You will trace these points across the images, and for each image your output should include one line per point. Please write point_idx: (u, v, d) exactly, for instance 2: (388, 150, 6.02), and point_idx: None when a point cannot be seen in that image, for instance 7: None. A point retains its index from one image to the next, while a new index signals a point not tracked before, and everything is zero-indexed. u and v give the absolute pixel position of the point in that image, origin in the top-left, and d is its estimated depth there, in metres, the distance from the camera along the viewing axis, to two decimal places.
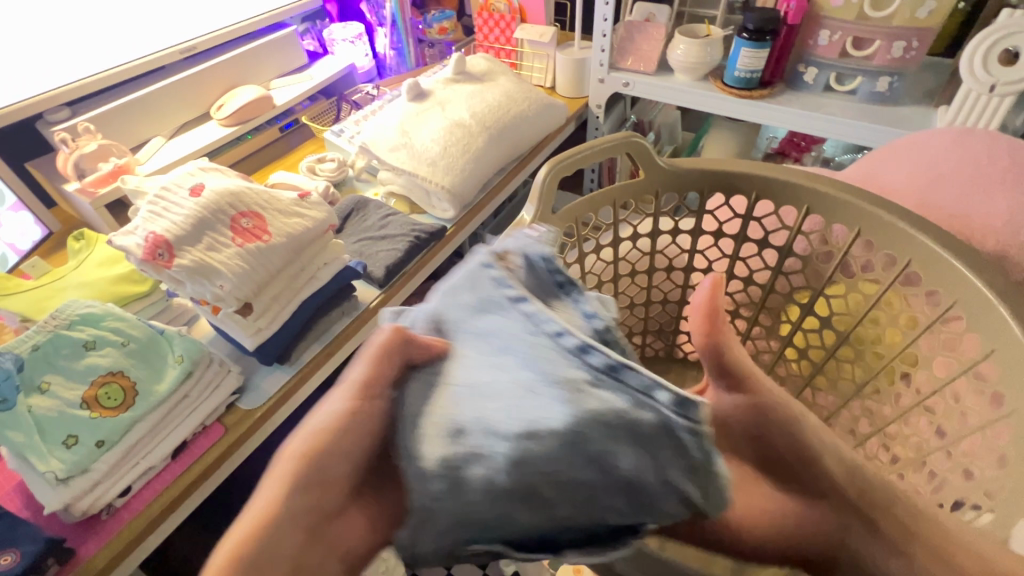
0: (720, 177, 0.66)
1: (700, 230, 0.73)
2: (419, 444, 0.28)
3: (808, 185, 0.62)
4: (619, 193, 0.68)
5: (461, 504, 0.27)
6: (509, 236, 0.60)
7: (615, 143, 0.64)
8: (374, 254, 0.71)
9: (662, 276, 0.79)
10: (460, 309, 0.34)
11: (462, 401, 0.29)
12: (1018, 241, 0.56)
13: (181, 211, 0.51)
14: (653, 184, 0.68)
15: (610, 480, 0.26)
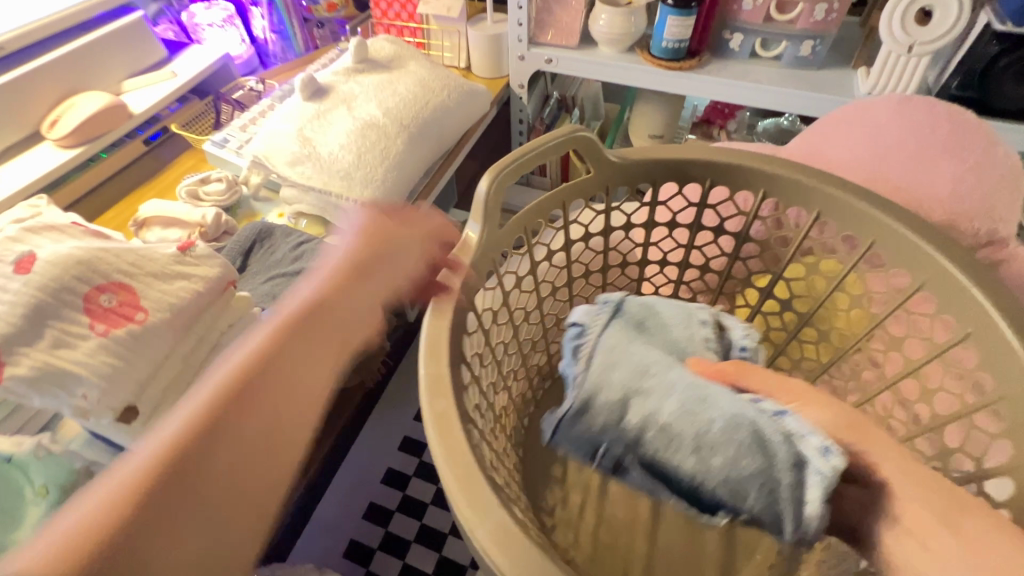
0: (673, 167, 0.61)
1: (653, 222, 0.68)
2: (610, 393, 0.49)
3: (764, 168, 0.59)
4: (569, 193, 0.61)
5: (645, 413, 0.48)
6: (455, 263, 0.52)
7: (560, 140, 0.56)
8: None
9: (617, 273, 0.74)
10: (651, 315, 0.57)
11: (672, 380, 0.49)
12: (963, 210, 0.56)
13: (6, 297, 0.39)
14: (604, 180, 0.62)
15: (744, 465, 0.45)
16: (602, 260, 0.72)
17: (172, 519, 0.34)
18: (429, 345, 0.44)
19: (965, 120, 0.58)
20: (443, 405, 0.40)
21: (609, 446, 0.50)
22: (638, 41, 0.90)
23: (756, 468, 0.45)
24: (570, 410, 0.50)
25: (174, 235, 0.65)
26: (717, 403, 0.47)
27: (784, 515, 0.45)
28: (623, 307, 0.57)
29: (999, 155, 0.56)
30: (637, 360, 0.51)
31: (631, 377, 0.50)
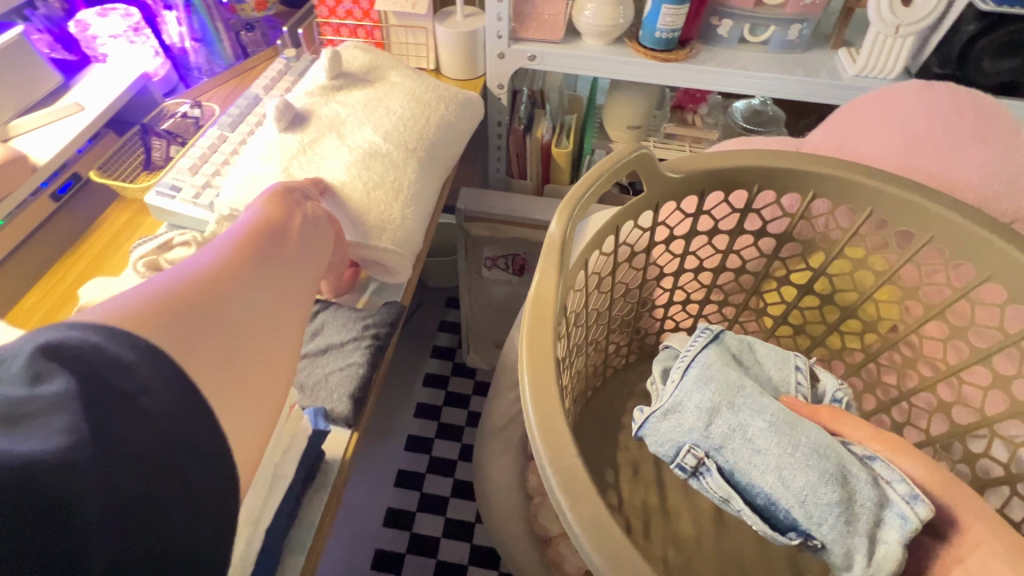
0: (724, 176, 0.58)
1: (695, 231, 0.65)
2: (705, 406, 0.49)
3: (818, 170, 0.57)
4: (620, 216, 0.57)
5: (737, 419, 0.48)
6: (537, 319, 0.45)
7: (618, 164, 0.51)
8: (323, 382, 0.49)
9: (652, 285, 0.71)
10: (741, 346, 0.57)
11: (766, 400, 0.49)
12: (997, 193, 0.58)
13: None
14: (654, 197, 0.58)
15: (826, 491, 0.44)
16: (640, 276, 0.68)
17: (195, 346, 0.32)
18: (542, 427, 0.39)
19: (986, 108, 0.60)
20: (570, 465, 0.38)
21: (692, 450, 0.48)
22: (625, 31, 0.85)
23: (839, 496, 0.44)
24: (651, 416, 0.50)
25: None
26: (808, 431, 0.47)
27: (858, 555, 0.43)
28: (718, 335, 0.56)
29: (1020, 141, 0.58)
30: (732, 378, 0.51)
31: (725, 392, 0.49)
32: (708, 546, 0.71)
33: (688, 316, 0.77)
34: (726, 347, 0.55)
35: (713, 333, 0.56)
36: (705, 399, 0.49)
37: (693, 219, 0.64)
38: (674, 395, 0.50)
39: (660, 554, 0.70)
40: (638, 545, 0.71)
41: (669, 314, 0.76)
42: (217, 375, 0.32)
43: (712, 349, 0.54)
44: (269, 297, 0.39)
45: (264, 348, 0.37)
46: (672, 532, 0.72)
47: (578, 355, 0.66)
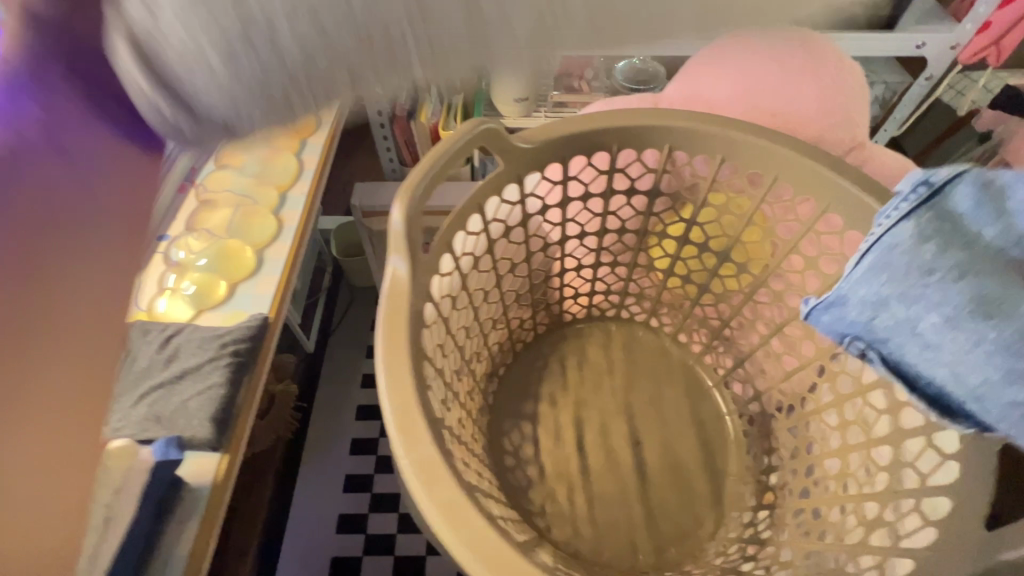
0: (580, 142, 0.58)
1: (568, 199, 0.65)
2: (876, 293, 0.40)
3: (666, 124, 0.58)
4: (479, 194, 0.57)
5: (906, 312, 0.38)
6: (394, 310, 0.46)
7: (461, 141, 0.51)
8: (181, 410, 0.47)
9: (539, 256, 0.71)
10: (996, 194, 0.35)
11: (985, 287, 0.35)
12: (832, 124, 0.61)
13: None
14: (513, 171, 0.58)
15: (1005, 392, 0.35)
16: (525, 249, 0.69)
17: None
18: (398, 416, 0.40)
19: (818, 40, 0.62)
20: (426, 451, 0.39)
21: (854, 340, 0.42)
22: None
23: (1002, 378, 0.35)
24: (850, 302, 0.41)
25: None
26: (1012, 319, 0.34)
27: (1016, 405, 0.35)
28: (943, 194, 0.36)
29: (845, 70, 0.62)
30: (965, 257, 0.35)
31: (910, 281, 0.37)
32: (632, 502, 0.71)
33: (585, 281, 0.78)
34: (993, 201, 0.35)
35: (936, 189, 0.36)
36: (875, 292, 0.39)
37: (562, 186, 0.64)
38: (840, 285, 0.42)
39: (586, 515, 0.71)
40: (563, 513, 0.71)
41: (565, 282, 0.77)
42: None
43: (956, 212, 0.36)
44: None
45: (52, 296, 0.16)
46: (595, 492, 0.71)
47: (472, 337, 0.66)
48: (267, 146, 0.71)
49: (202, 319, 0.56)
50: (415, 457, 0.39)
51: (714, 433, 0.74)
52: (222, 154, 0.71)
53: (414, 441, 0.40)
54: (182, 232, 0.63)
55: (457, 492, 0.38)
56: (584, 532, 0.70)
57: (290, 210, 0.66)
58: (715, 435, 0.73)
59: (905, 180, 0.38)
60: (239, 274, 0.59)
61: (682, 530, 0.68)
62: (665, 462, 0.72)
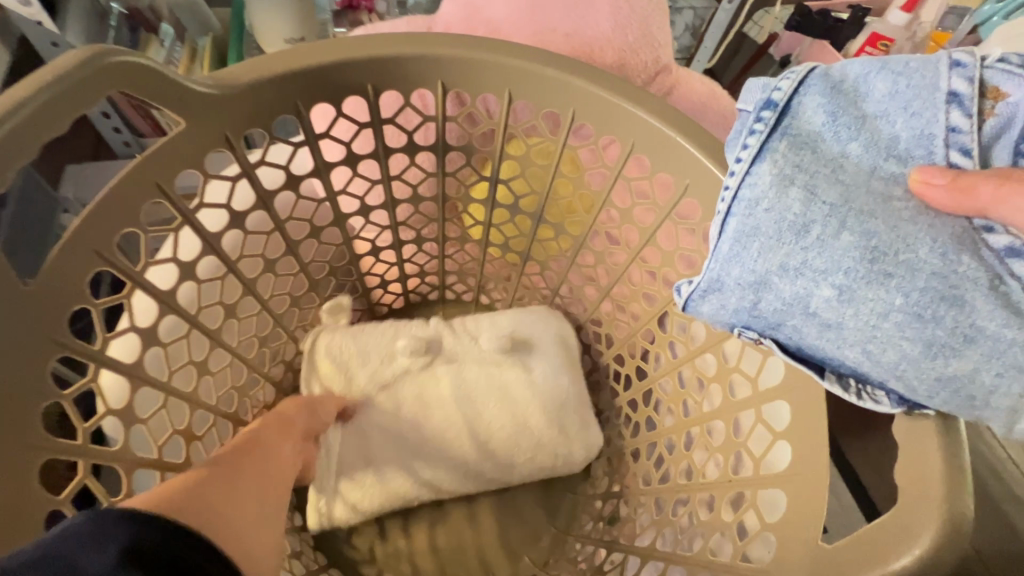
0: (305, 81, 0.41)
1: (323, 166, 0.47)
2: (752, 239, 0.34)
3: (423, 51, 0.43)
4: (148, 171, 0.37)
5: (793, 288, 0.33)
6: None
7: (54, 98, 0.31)
8: None
9: (313, 245, 0.53)
10: (845, 99, 0.34)
11: (867, 218, 0.32)
12: (630, 43, 0.51)
13: None
14: (209, 131, 0.39)
15: (929, 369, 0.30)
16: (280, 240, 0.50)
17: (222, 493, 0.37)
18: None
19: None
20: None
21: (745, 328, 0.36)
22: None
23: (949, 334, 0.30)
24: (733, 280, 0.35)
25: None
26: (918, 251, 0.31)
27: (981, 365, 0.29)
28: (793, 109, 0.35)
29: None
30: (821, 168, 0.33)
31: (789, 221, 0.33)
32: (478, 516, 0.58)
33: (390, 265, 0.60)
34: (812, 99, 0.35)
35: (783, 107, 0.35)
36: (761, 260, 0.34)
37: (310, 147, 0.46)
38: (709, 269, 0.36)
39: (425, 547, 0.57)
40: (397, 551, 0.56)
41: (364, 269, 0.59)
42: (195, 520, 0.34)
43: (804, 111, 0.35)
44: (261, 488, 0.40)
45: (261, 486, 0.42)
46: (434, 517, 0.57)
47: (213, 371, 0.47)
48: None
49: None
50: None
51: None
52: None
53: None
54: None
55: None
56: (423, 569, 0.56)
57: None
58: None
59: (760, 97, 0.36)
60: None
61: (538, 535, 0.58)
62: None
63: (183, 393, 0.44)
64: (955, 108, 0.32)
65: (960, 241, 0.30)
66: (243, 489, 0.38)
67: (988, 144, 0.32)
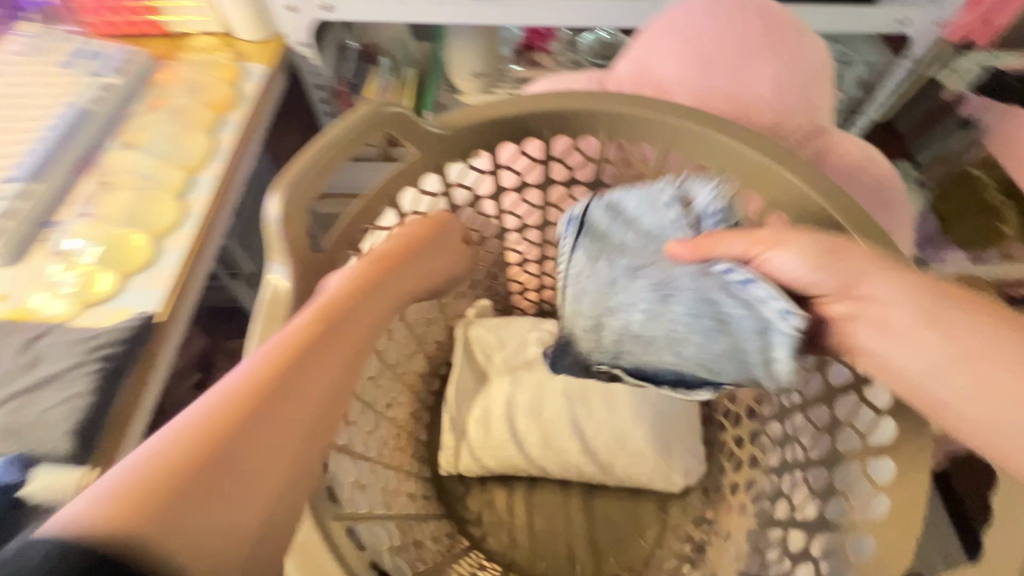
0: (503, 125, 0.52)
1: (500, 190, 0.59)
2: (584, 294, 0.50)
3: (601, 107, 0.51)
4: (388, 183, 0.51)
5: (625, 325, 0.47)
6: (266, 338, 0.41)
7: (356, 128, 0.45)
8: (40, 419, 0.42)
9: (477, 251, 0.65)
10: (608, 222, 0.51)
11: (660, 274, 0.46)
12: (787, 107, 0.55)
13: None
14: (431, 159, 0.52)
15: (710, 369, 0.43)
16: None
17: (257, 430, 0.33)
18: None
19: (777, 18, 0.56)
20: None
21: (609, 359, 0.48)
22: None
23: (736, 352, 0.42)
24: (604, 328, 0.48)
25: None
26: (732, 306, 0.42)
27: (753, 364, 0.41)
28: (587, 223, 0.51)
29: (804, 50, 0.55)
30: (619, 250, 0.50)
31: (603, 294, 0.49)
32: (574, 510, 0.65)
33: (534, 276, 0.70)
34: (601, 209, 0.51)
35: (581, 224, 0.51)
36: (625, 307, 0.47)
37: (492, 175, 0.57)
38: (574, 313, 0.51)
39: (524, 522, 0.65)
40: (501, 520, 0.65)
41: (511, 276, 0.70)
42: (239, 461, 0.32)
43: (591, 217, 0.51)
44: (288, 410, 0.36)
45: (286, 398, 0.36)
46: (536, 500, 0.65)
47: (395, 339, 0.60)
48: (177, 124, 0.65)
49: (84, 317, 0.51)
50: None
51: None
52: (128, 133, 0.65)
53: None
54: (76, 216, 0.58)
55: None
56: (520, 542, 0.64)
57: (195, 195, 0.60)
58: None
59: (562, 224, 0.53)
60: (131, 266, 0.54)
61: (626, 542, 0.63)
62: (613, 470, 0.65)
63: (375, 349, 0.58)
64: (701, 213, 0.47)
65: (703, 286, 0.44)
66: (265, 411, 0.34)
67: (701, 221, 0.48)
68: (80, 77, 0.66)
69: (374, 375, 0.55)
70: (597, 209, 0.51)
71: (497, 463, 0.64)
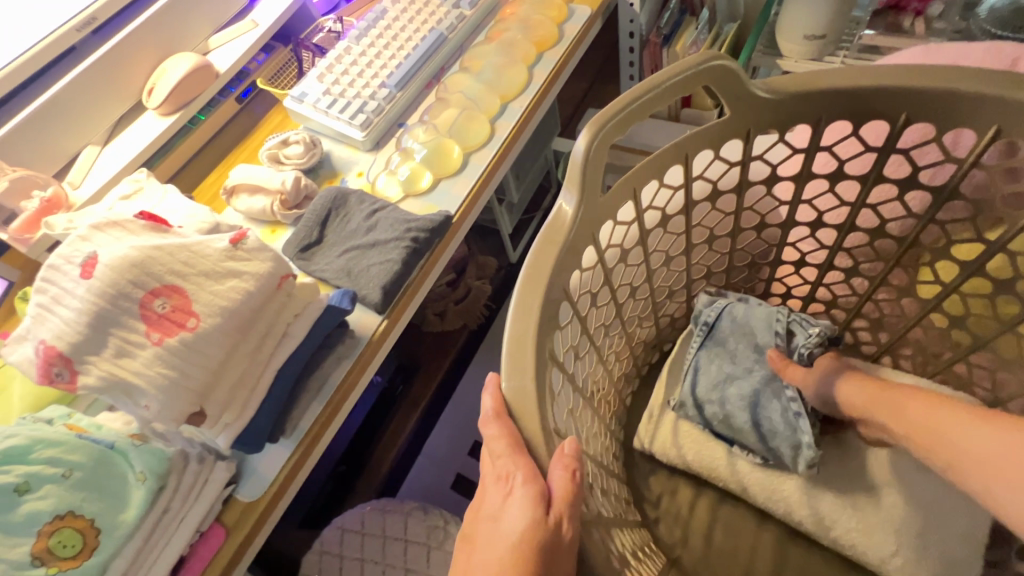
0: (850, 99, 0.44)
1: (808, 173, 0.52)
2: (702, 371, 0.61)
3: (1002, 94, 0.40)
4: (691, 140, 0.47)
5: (715, 399, 0.60)
6: (543, 253, 0.41)
7: (687, 73, 0.42)
8: (366, 271, 0.55)
9: (750, 237, 0.60)
10: (734, 333, 0.61)
11: (753, 367, 0.59)
12: None
13: (74, 302, 0.37)
14: (745, 123, 0.47)
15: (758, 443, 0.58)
16: (732, 222, 0.58)
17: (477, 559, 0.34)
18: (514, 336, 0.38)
19: None
20: (524, 384, 0.37)
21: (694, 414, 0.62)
22: None
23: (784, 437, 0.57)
24: (702, 397, 0.61)
25: (258, 202, 0.65)
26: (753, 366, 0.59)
27: (782, 446, 0.57)
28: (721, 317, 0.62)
29: None
30: (739, 351, 0.60)
31: (715, 375, 0.60)
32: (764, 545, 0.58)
33: (803, 283, 0.64)
34: (732, 306, 0.62)
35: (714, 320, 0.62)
36: (721, 404, 0.59)
37: (807, 155, 0.50)
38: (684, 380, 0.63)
39: (702, 527, 0.61)
40: (679, 514, 0.62)
41: (778, 275, 0.64)
42: None
43: (723, 313, 0.62)
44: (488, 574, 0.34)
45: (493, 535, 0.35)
46: (724, 513, 0.61)
47: (637, 299, 0.59)
48: (505, 55, 0.73)
49: (406, 203, 0.63)
50: (517, 385, 0.37)
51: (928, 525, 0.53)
52: (466, 59, 0.75)
53: (520, 368, 0.38)
54: (418, 122, 0.71)
55: (539, 435, 0.37)
56: (694, 542, 0.60)
57: (503, 121, 0.67)
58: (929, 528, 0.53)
59: (695, 321, 0.64)
60: (446, 170, 0.64)
61: None
62: (830, 529, 0.56)
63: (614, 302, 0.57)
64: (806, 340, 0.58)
65: (776, 386, 0.57)
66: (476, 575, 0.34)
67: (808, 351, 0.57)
68: (447, 7, 0.78)
69: (610, 327, 0.56)
70: (725, 321, 0.61)
71: (696, 455, 0.61)
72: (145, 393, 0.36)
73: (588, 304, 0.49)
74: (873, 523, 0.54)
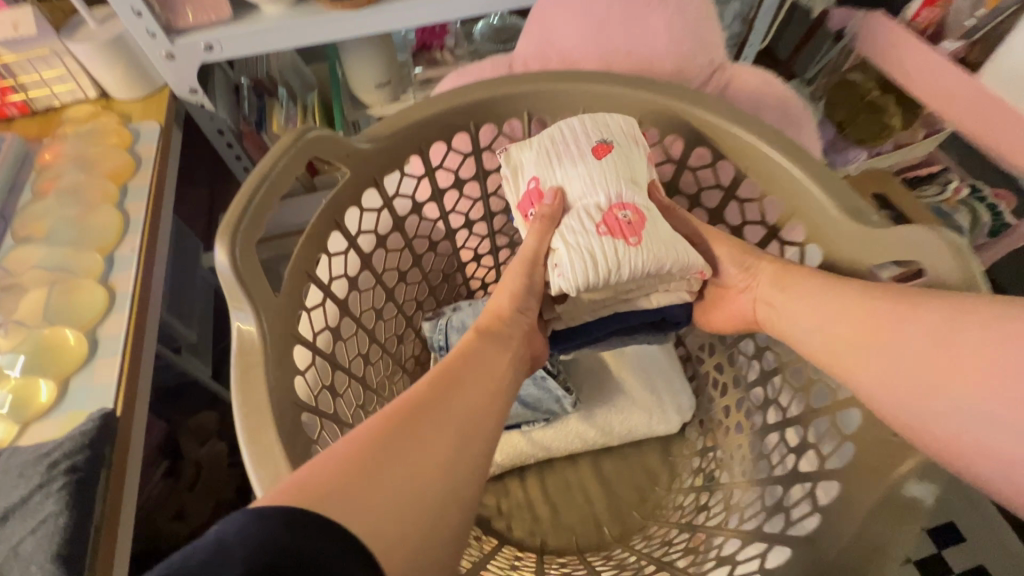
0: (436, 124, 0.58)
1: (440, 190, 0.65)
2: None
3: (517, 91, 0.58)
4: (333, 208, 0.56)
5: None
6: (248, 383, 0.44)
7: (294, 149, 0.50)
8: (20, 553, 0.40)
9: (430, 257, 0.71)
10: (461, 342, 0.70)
11: None
12: (683, 50, 0.60)
13: (583, 163, 0.56)
14: (370, 176, 0.58)
15: (526, 413, 0.66)
16: (410, 253, 0.68)
17: (422, 428, 0.39)
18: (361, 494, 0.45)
19: None
20: None
21: None
22: None
23: (539, 399, 0.65)
24: None
25: None
26: None
27: (543, 404, 0.66)
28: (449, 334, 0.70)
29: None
30: None
31: None
32: (593, 490, 0.69)
33: (489, 269, 0.77)
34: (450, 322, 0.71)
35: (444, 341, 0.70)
36: None
37: (431, 177, 0.63)
38: None
39: (547, 511, 0.68)
40: (526, 518, 0.68)
41: (469, 275, 0.76)
42: (365, 493, 0.34)
43: (446, 327, 0.71)
44: (458, 403, 0.42)
45: (461, 393, 0.42)
46: (552, 484, 0.70)
47: (373, 358, 0.66)
48: (75, 204, 0.60)
49: (32, 432, 0.47)
50: None
51: (665, 387, 0.69)
52: (22, 226, 0.59)
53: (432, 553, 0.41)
54: None
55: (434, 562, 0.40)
56: (545, 526, 0.67)
57: (119, 273, 0.56)
58: (666, 387, 0.69)
59: (433, 346, 0.72)
60: (69, 367, 0.50)
61: (650, 499, 0.67)
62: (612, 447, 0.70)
63: (356, 373, 0.61)
64: None
65: None
66: (455, 397, 0.42)
67: None
68: None
69: (356, 391, 0.61)
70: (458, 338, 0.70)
71: (509, 456, 0.67)
72: (559, 265, 0.53)
73: (330, 398, 0.56)
74: (629, 408, 0.68)
